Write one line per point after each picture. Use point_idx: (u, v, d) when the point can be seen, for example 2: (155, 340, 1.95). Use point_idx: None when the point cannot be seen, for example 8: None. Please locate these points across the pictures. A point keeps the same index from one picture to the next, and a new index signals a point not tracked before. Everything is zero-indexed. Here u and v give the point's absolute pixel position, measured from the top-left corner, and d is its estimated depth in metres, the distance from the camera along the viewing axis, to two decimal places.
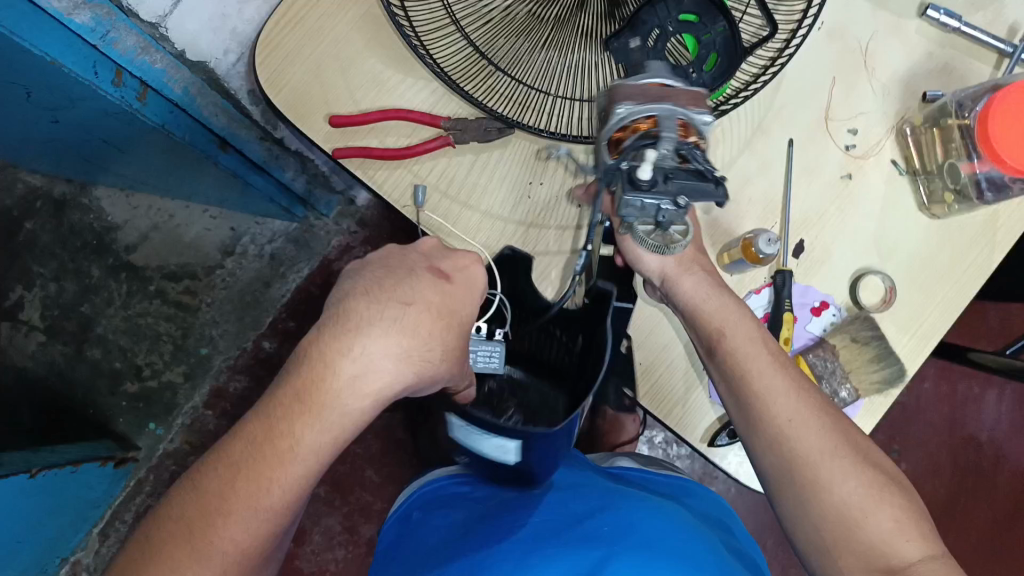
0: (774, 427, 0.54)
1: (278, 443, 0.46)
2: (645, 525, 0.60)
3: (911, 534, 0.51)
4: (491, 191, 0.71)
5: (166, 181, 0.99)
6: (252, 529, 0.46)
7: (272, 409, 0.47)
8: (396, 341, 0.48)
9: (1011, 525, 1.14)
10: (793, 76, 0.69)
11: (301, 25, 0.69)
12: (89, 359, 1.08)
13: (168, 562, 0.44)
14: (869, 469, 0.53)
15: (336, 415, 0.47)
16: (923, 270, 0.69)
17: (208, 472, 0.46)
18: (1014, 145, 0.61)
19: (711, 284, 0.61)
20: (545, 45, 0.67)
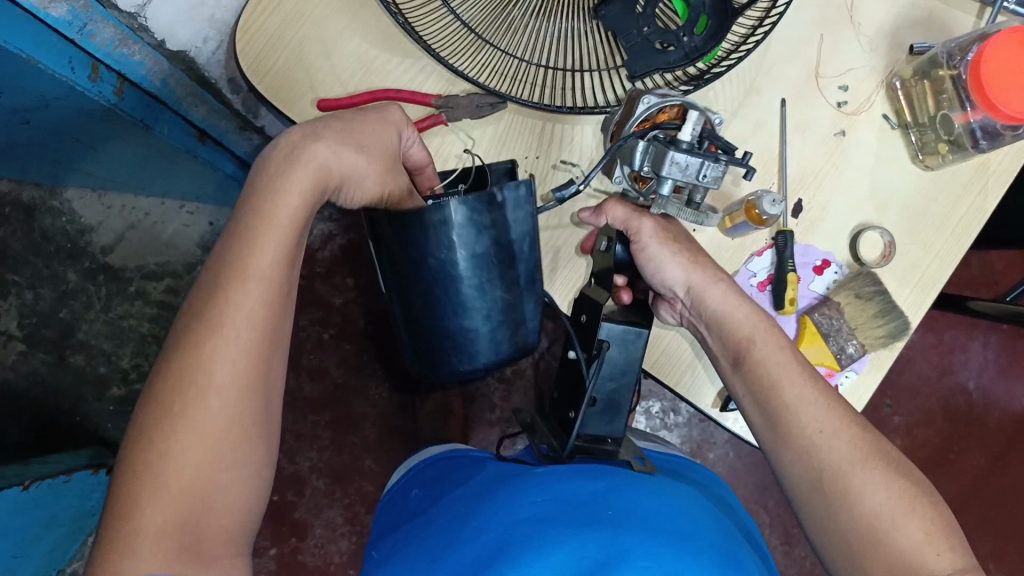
0: (804, 437, 0.61)
1: (259, 218, 0.54)
2: (629, 498, 0.61)
3: (940, 546, 0.55)
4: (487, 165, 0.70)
5: (133, 177, 0.95)
6: (236, 366, 0.52)
7: (225, 252, 0.53)
8: (323, 146, 0.55)
9: (999, 470, 1.17)
10: (780, 35, 0.69)
11: (279, 7, 0.67)
12: (71, 367, 1.05)
13: (170, 403, 0.50)
14: (900, 479, 0.58)
15: (279, 222, 0.54)
16: (918, 220, 0.70)
17: (184, 329, 0.52)
18: (1006, 92, 0.62)
19: (736, 293, 0.65)
20: (532, 15, 0.66)
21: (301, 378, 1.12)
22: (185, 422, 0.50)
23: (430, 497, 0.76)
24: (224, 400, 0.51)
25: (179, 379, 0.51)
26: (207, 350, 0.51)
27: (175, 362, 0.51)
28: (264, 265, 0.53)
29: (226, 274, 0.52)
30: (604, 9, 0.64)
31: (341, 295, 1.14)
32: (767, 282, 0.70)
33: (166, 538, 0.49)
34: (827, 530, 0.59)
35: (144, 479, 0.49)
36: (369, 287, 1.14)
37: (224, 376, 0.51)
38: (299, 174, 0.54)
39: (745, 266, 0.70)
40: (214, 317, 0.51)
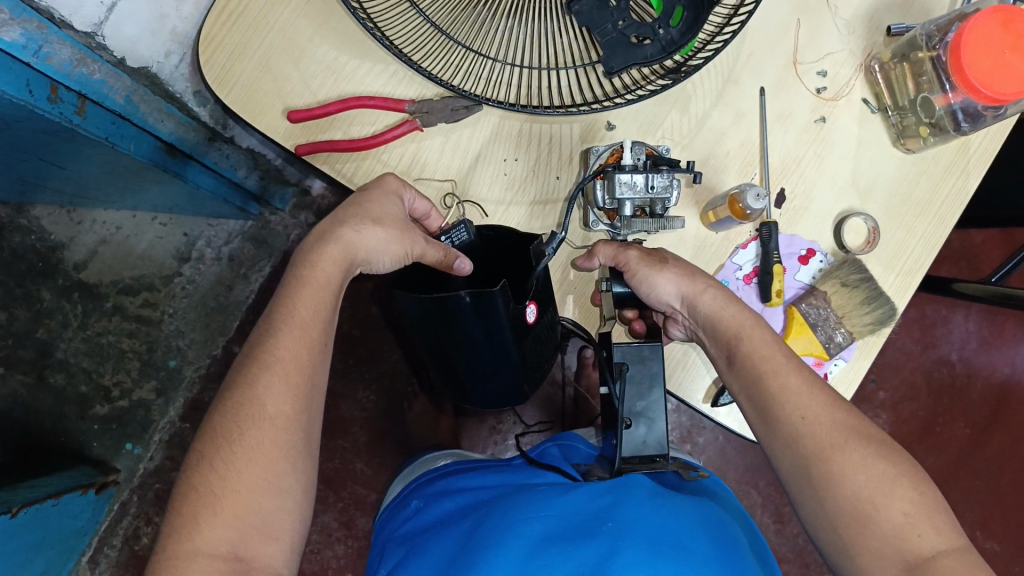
0: (788, 423, 0.59)
1: (302, 279, 0.59)
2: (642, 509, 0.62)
3: (922, 528, 0.54)
4: (463, 174, 0.69)
5: (108, 189, 0.91)
6: (283, 399, 0.55)
7: (278, 307, 0.59)
8: (348, 219, 0.59)
9: (982, 440, 1.17)
10: (756, 26, 0.68)
11: (245, 16, 0.65)
12: (52, 386, 1.03)
13: (223, 432, 0.54)
14: (879, 462, 0.57)
15: (321, 282, 0.59)
16: (901, 204, 0.70)
17: (239, 371, 0.57)
18: (986, 72, 0.61)
19: (725, 295, 0.64)
20: (503, 14, 0.64)
21: None
22: (242, 452, 0.53)
23: (432, 492, 0.78)
24: (273, 428, 0.54)
25: (236, 413, 0.55)
26: (262, 386, 0.55)
27: (230, 399, 0.56)
28: (306, 315, 0.58)
29: (277, 321, 0.58)
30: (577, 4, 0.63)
31: None
32: (753, 274, 0.69)
33: (221, 556, 0.50)
34: (817, 514, 0.57)
35: (204, 505, 0.52)
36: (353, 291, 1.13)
37: (277, 407, 0.55)
38: (331, 249, 0.59)
39: (730, 259, 0.69)
40: (264, 358, 0.56)
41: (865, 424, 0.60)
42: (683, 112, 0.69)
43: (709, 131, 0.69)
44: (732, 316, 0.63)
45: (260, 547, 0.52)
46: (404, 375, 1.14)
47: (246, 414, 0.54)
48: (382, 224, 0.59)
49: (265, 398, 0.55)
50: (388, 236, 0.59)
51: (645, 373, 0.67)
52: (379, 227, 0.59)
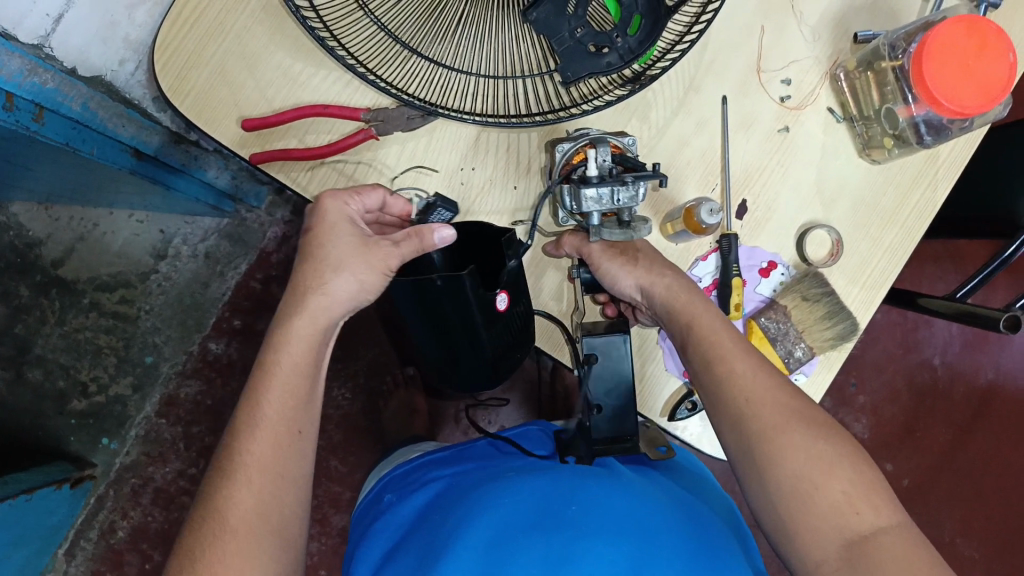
0: (737, 402, 0.58)
1: (270, 366, 0.57)
2: (611, 491, 0.59)
3: (860, 508, 0.53)
4: (418, 183, 0.68)
5: (78, 187, 0.89)
6: (256, 490, 0.53)
7: (248, 392, 0.56)
8: (309, 278, 0.58)
9: (963, 443, 1.17)
10: (719, 32, 0.67)
11: (198, 25, 0.64)
12: (30, 382, 1.03)
13: (197, 532, 0.52)
14: (820, 441, 0.56)
15: (290, 363, 0.57)
16: (866, 213, 0.69)
17: (215, 464, 0.55)
18: (947, 83, 0.59)
19: (683, 285, 0.64)
20: (461, 23, 0.63)
21: None
22: (207, 551, 0.51)
23: (400, 488, 0.75)
24: (239, 538, 0.51)
25: (205, 515, 0.52)
26: (230, 485, 0.53)
27: (207, 494, 0.53)
28: (275, 411, 0.55)
29: (245, 419, 0.55)
30: (534, 12, 0.61)
31: None
32: (712, 286, 0.69)
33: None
34: (761, 496, 0.56)
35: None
36: None
37: (243, 502, 0.52)
38: (300, 323, 0.58)
39: (691, 271, 0.69)
40: (234, 450, 0.54)
41: (814, 408, 0.59)
42: (643, 121, 0.67)
43: (670, 139, 0.68)
44: (685, 297, 0.63)
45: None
46: (381, 372, 1.14)
47: (222, 508, 0.52)
48: (344, 269, 0.58)
49: (234, 492, 0.53)
50: (359, 283, 0.58)
51: (617, 363, 0.67)
52: (343, 273, 0.58)
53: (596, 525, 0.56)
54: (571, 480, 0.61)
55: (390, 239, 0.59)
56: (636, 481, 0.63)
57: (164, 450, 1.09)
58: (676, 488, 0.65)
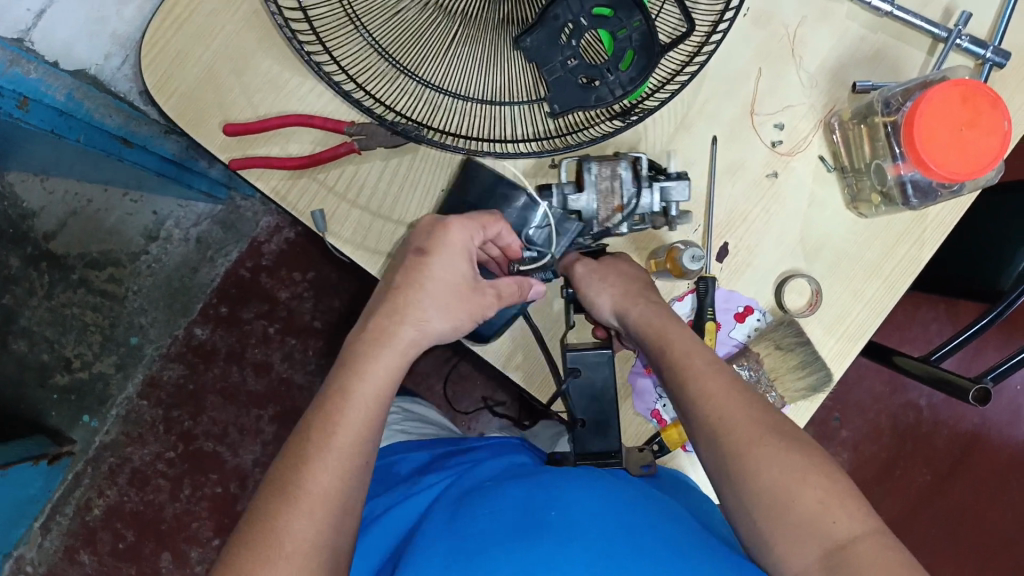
0: (706, 422, 0.54)
1: (343, 395, 0.52)
2: (602, 496, 0.53)
3: (837, 514, 0.50)
4: (395, 200, 0.68)
5: (86, 168, 0.87)
6: (315, 521, 0.48)
7: (314, 419, 0.51)
8: (409, 308, 0.56)
9: (942, 488, 1.16)
10: (715, 71, 0.66)
11: (186, 25, 0.64)
12: (14, 353, 1.00)
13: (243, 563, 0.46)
14: (792, 451, 0.52)
15: (364, 390, 0.53)
16: (849, 263, 0.68)
17: (266, 495, 0.49)
18: (938, 151, 0.58)
19: (658, 312, 0.61)
20: (454, 45, 0.62)
21: (246, 373, 1.12)
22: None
23: (387, 484, 0.69)
24: (293, 567, 0.46)
25: (258, 538, 0.47)
26: (285, 509, 0.48)
27: (256, 524, 0.48)
28: (345, 443, 0.50)
29: (313, 445, 0.50)
30: (528, 37, 0.58)
31: (289, 290, 1.13)
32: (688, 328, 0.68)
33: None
34: (737, 509, 0.53)
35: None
36: (317, 284, 1.13)
37: (299, 534, 0.47)
38: (385, 356, 0.54)
39: None
40: (295, 478, 0.49)
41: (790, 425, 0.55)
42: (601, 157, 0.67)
43: None
44: (658, 322, 0.60)
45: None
46: None
47: (274, 539, 0.47)
48: (447, 312, 0.57)
49: (292, 523, 0.47)
50: (451, 325, 0.57)
51: (597, 377, 0.66)
52: (440, 313, 0.56)
53: (588, 534, 0.49)
54: (561, 483, 0.55)
55: (495, 290, 0.58)
56: (633, 487, 0.57)
57: (145, 430, 1.12)
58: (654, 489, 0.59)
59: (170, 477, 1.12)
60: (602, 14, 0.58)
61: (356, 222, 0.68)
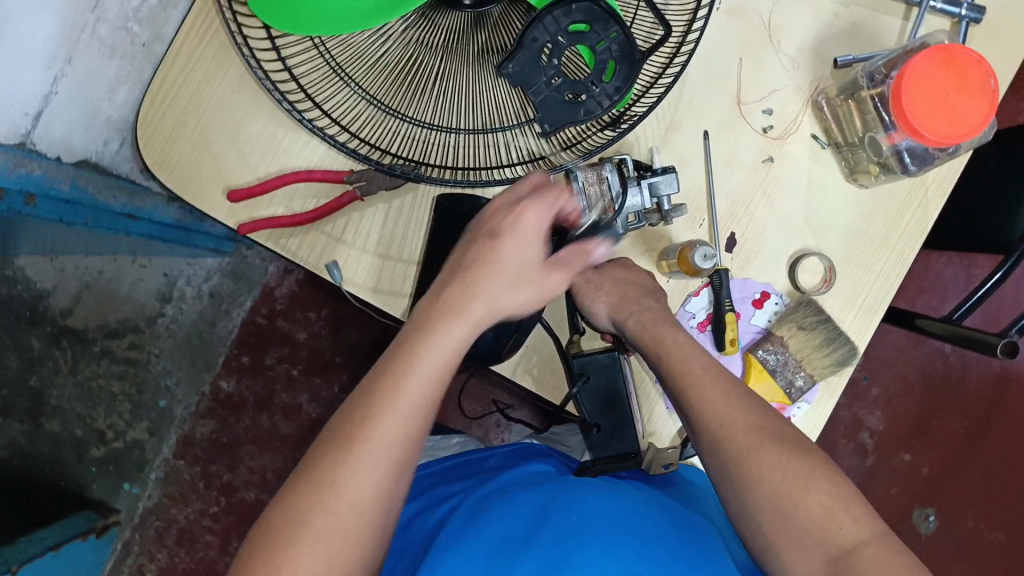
0: (710, 432, 0.55)
1: (414, 355, 0.50)
2: (616, 503, 0.55)
3: (841, 519, 0.51)
4: (399, 240, 0.69)
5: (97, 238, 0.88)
6: (370, 484, 0.47)
7: (384, 371, 0.50)
8: (478, 279, 0.54)
9: (981, 432, 1.23)
10: (699, 67, 0.67)
11: (176, 101, 0.65)
12: (48, 433, 1.01)
13: (297, 510, 0.46)
14: (796, 456, 0.53)
15: (438, 351, 0.51)
16: (856, 239, 0.69)
17: (326, 442, 0.48)
18: (930, 117, 0.59)
19: (656, 316, 0.63)
20: (437, 80, 0.61)
21: (276, 419, 1.14)
22: (287, 535, 0.46)
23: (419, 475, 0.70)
24: (344, 522, 0.47)
25: (307, 495, 0.47)
26: (339, 467, 0.47)
27: (311, 470, 0.47)
28: (413, 404, 0.49)
29: (377, 400, 0.49)
30: (509, 64, 0.55)
31: (306, 329, 1.15)
32: (707, 321, 0.69)
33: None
34: (739, 515, 0.54)
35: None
36: (333, 320, 1.14)
37: (348, 502, 0.47)
38: (458, 321, 0.53)
39: (683, 308, 0.69)
40: (357, 434, 0.48)
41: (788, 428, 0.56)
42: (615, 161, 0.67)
43: None
44: (652, 327, 0.62)
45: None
46: None
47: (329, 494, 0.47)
48: (518, 288, 0.55)
49: (350, 484, 0.47)
50: (522, 301, 0.56)
51: (607, 381, 0.67)
52: (511, 290, 0.55)
53: (599, 539, 0.50)
54: (577, 489, 0.56)
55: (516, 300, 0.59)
56: (647, 497, 0.58)
57: (186, 490, 1.13)
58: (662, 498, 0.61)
59: (217, 532, 1.13)
60: (578, 29, 0.55)
61: (366, 267, 0.69)
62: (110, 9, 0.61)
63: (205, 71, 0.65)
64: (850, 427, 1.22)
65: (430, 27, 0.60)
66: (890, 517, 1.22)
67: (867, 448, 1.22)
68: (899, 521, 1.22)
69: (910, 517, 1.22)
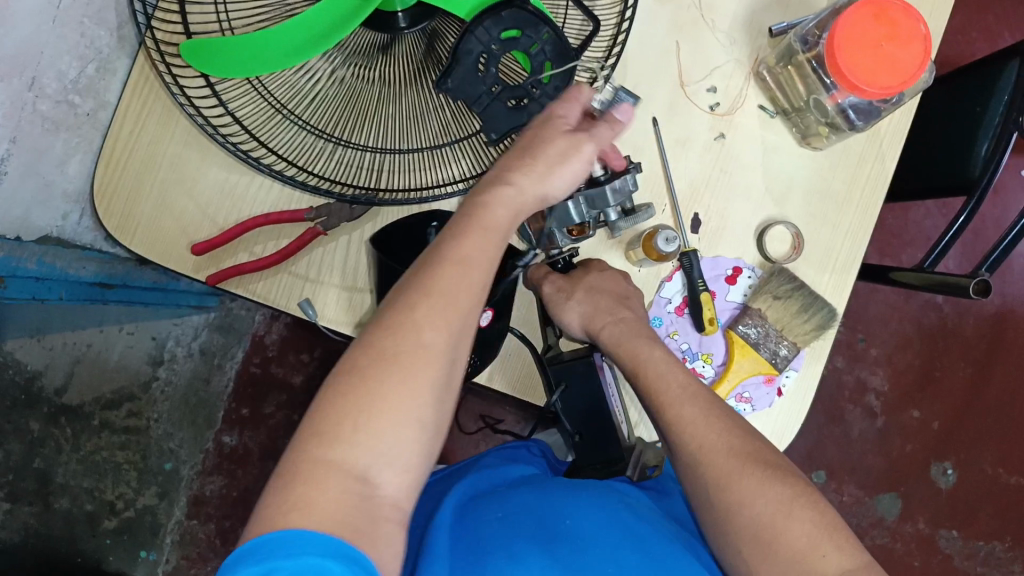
0: (688, 454, 0.58)
1: (478, 222, 0.52)
2: (606, 517, 0.54)
3: (825, 548, 0.52)
4: (360, 270, 0.69)
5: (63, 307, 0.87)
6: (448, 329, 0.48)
7: (451, 235, 0.51)
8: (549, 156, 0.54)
9: (986, 377, 1.23)
10: (636, 55, 0.67)
11: (129, 163, 0.65)
12: (59, 511, 1.05)
13: (380, 349, 0.47)
14: (775, 483, 0.55)
15: (497, 219, 0.53)
16: (819, 199, 0.69)
17: (396, 295, 0.49)
18: (868, 71, 0.59)
19: (635, 328, 0.64)
20: (383, 103, 0.62)
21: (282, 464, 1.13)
22: (384, 369, 0.46)
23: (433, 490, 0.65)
24: (428, 362, 0.47)
25: (391, 340, 0.47)
26: (421, 315, 0.47)
27: (384, 317, 0.48)
28: (478, 262, 0.50)
29: (448, 252, 0.50)
30: (448, 79, 0.55)
31: (301, 372, 1.14)
32: (683, 304, 0.70)
33: (354, 474, 0.44)
34: (723, 542, 0.55)
35: (325, 431, 0.44)
36: (326, 358, 1.14)
37: (432, 344, 0.47)
38: (514, 186, 0.53)
39: (658, 294, 0.70)
40: (430, 285, 0.48)
41: (766, 449, 0.57)
42: None
43: None
44: (628, 341, 0.63)
45: (388, 480, 0.45)
46: None
47: (409, 336, 0.47)
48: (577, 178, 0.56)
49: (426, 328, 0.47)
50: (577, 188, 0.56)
51: (585, 392, 0.67)
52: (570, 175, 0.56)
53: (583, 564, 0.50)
54: (565, 501, 0.55)
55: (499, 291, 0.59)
56: (635, 500, 0.58)
57: (203, 549, 1.11)
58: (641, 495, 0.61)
59: None
60: (510, 36, 0.53)
61: (331, 299, 0.69)
62: (48, 85, 0.62)
63: (154, 129, 0.65)
64: (854, 390, 1.22)
65: (368, 57, 0.60)
66: (909, 473, 1.22)
67: (876, 411, 1.22)
68: (917, 477, 1.22)
69: (929, 472, 1.22)
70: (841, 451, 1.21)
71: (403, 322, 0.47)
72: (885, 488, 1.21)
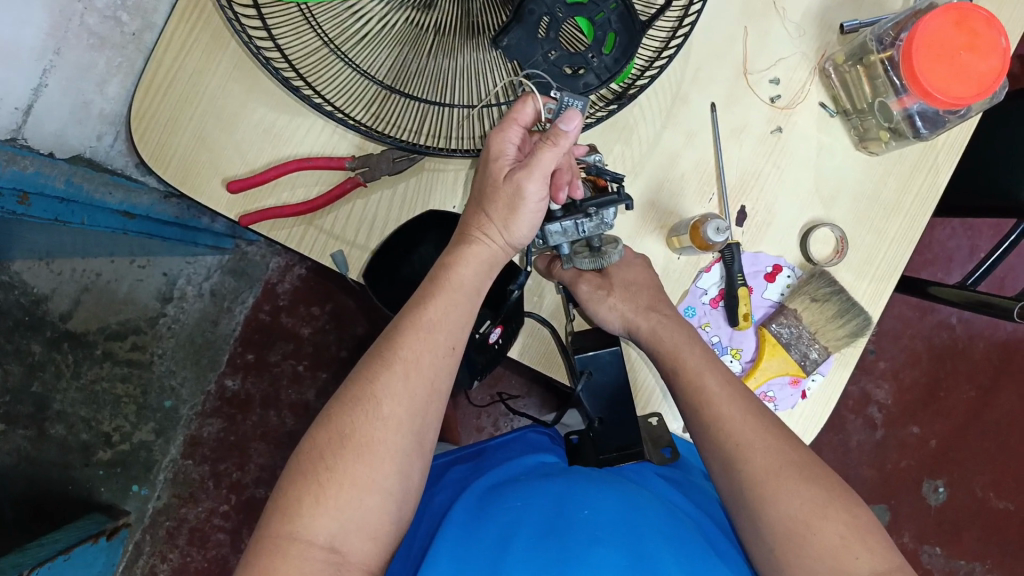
0: (733, 445, 0.57)
1: (436, 290, 0.57)
2: (630, 507, 0.52)
3: (857, 550, 0.51)
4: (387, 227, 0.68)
5: (58, 239, 0.83)
6: (404, 398, 0.53)
7: (411, 308, 0.57)
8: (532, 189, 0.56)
9: (989, 401, 1.22)
10: (702, 41, 0.66)
11: (169, 91, 0.63)
12: (53, 438, 1.04)
13: (341, 420, 0.52)
14: (811, 482, 0.54)
15: (457, 290, 0.58)
16: (868, 205, 0.68)
17: (360, 369, 0.55)
18: (945, 80, 0.57)
19: (674, 322, 0.64)
20: (433, 53, 0.58)
21: (282, 413, 1.12)
22: (344, 444, 0.51)
23: (435, 480, 0.67)
24: (387, 430, 0.52)
25: (349, 417, 0.52)
26: (379, 390, 0.53)
27: (347, 391, 0.53)
28: (438, 330, 0.56)
29: (407, 320, 0.56)
30: (505, 37, 0.52)
31: (310, 325, 1.13)
32: (719, 297, 0.68)
33: (319, 545, 0.49)
34: (751, 536, 0.55)
35: (287, 508, 0.49)
36: (336, 315, 1.13)
37: (389, 416, 0.52)
38: (476, 249, 0.59)
39: (695, 284, 0.68)
40: (387, 356, 0.54)
41: (809, 455, 0.57)
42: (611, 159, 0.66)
43: (661, 153, 0.67)
44: (671, 338, 0.63)
45: (353, 546, 0.50)
46: None
47: (370, 407, 0.52)
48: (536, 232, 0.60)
49: (385, 400, 0.52)
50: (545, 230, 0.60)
51: (609, 378, 0.66)
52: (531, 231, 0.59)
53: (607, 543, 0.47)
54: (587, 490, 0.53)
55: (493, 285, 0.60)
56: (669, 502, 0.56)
57: (195, 490, 1.11)
58: (673, 491, 0.60)
59: (228, 530, 1.11)
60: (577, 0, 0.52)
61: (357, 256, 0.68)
62: None
63: (200, 58, 0.63)
64: (858, 400, 1.22)
65: (425, 7, 0.57)
66: (900, 485, 1.21)
67: (876, 423, 1.22)
68: (908, 491, 1.21)
69: (920, 488, 1.22)
70: (837, 459, 1.21)
71: (363, 396, 0.53)
72: (876, 499, 1.21)
